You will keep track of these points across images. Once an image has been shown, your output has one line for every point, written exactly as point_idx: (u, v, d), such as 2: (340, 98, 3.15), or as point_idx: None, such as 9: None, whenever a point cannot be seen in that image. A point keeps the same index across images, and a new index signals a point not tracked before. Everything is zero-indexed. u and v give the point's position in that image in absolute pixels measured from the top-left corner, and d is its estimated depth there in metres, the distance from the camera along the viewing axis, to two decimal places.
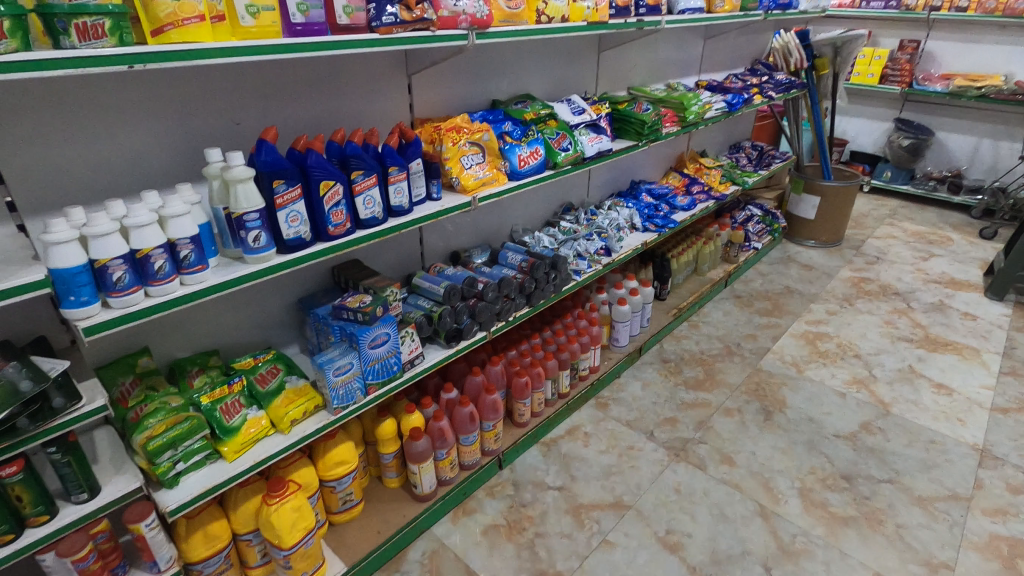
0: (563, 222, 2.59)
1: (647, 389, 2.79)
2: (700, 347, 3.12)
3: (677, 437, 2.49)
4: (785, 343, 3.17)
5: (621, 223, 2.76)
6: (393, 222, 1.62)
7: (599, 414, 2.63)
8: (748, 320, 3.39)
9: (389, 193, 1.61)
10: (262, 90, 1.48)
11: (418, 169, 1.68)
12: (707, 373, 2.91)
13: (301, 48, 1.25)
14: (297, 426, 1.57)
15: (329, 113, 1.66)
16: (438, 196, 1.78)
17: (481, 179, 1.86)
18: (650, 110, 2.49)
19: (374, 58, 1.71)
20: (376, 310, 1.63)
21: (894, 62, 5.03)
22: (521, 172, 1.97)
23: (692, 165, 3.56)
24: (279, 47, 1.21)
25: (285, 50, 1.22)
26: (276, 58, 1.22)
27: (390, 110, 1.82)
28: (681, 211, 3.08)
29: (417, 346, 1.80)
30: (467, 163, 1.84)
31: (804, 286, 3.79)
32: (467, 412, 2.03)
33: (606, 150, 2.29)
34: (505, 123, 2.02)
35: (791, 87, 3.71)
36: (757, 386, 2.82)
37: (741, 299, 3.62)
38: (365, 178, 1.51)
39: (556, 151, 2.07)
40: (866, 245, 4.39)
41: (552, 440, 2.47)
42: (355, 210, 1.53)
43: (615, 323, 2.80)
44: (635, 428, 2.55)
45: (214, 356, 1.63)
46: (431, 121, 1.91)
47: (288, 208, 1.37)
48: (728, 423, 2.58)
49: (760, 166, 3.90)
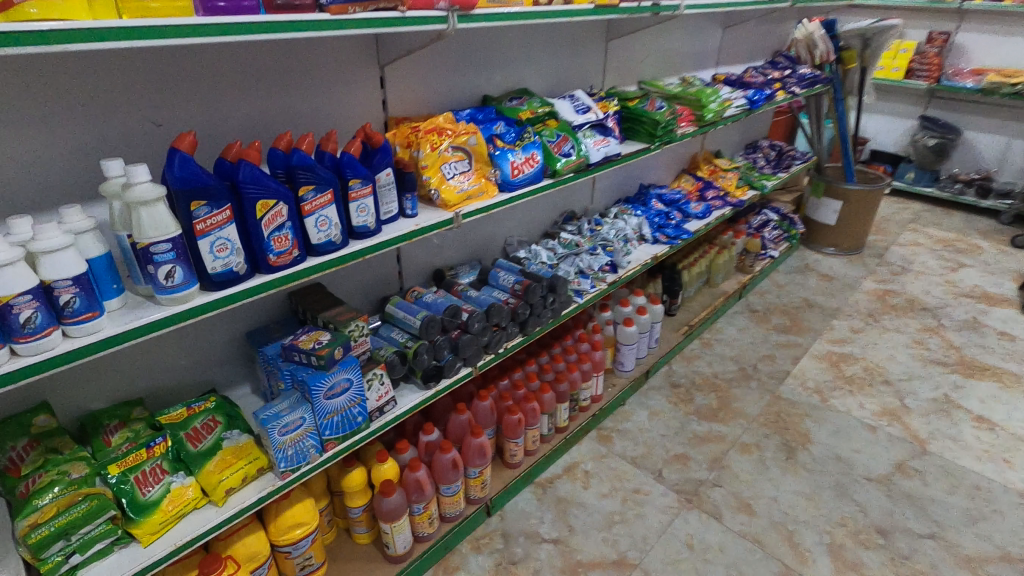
0: (564, 233, 2.32)
1: (655, 419, 2.51)
2: (713, 370, 2.84)
3: (689, 479, 2.21)
4: (807, 366, 2.88)
5: (629, 234, 2.48)
6: (354, 247, 1.33)
7: (600, 449, 2.35)
8: (765, 338, 3.10)
9: (349, 211, 1.32)
10: (187, 83, 1.20)
11: (387, 182, 1.39)
12: (721, 401, 2.62)
13: (218, 30, 0.95)
14: (234, 496, 1.28)
15: (280, 114, 1.37)
16: (413, 212, 1.49)
17: (466, 192, 1.57)
18: (664, 108, 2.19)
19: (337, 44, 1.42)
20: (334, 352, 1.34)
21: (922, 56, 4.70)
22: (515, 182, 1.67)
23: (706, 166, 3.25)
24: (186, 28, 0.91)
25: (195, 32, 0.92)
26: (179, 42, 0.92)
27: (357, 108, 1.53)
28: (695, 219, 2.78)
29: (388, 390, 1.52)
30: (448, 173, 1.55)
31: (825, 300, 3.50)
32: (449, 460, 1.76)
33: (614, 154, 1.99)
34: (496, 125, 1.73)
35: (816, 81, 3.40)
36: (777, 417, 2.54)
37: (757, 313, 3.33)
38: (317, 195, 1.22)
39: (556, 157, 1.78)
40: (889, 253, 4.09)
41: (547, 481, 2.19)
42: (305, 234, 1.24)
43: (619, 346, 2.52)
44: (641, 467, 2.27)
45: (138, 407, 1.35)
46: (408, 121, 1.62)
47: (213, 235, 1.08)
48: (745, 462, 2.30)
49: (779, 168, 3.60)
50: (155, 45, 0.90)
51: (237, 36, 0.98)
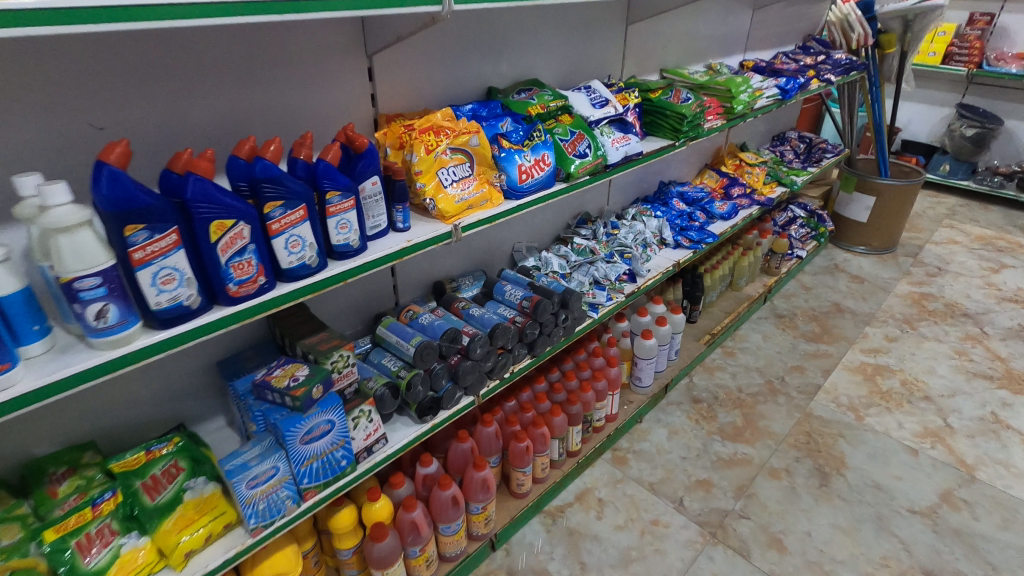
0: (578, 238, 2.11)
1: (675, 439, 2.32)
2: (737, 383, 2.63)
3: (712, 509, 2.02)
4: (839, 379, 2.67)
5: (649, 238, 2.26)
6: (334, 268, 1.14)
7: (616, 473, 2.17)
8: (793, 347, 2.88)
9: (328, 228, 1.13)
10: (131, 78, 1.01)
11: (373, 192, 1.20)
12: (746, 419, 2.42)
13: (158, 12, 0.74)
14: (195, 559, 1.12)
15: (249, 112, 1.18)
16: (405, 225, 1.29)
17: (467, 201, 1.37)
18: (691, 99, 1.97)
19: (317, 30, 1.22)
20: (312, 391, 1.16)
21: (962, 39, 4.39)
22: (522, 188, 1.47)
23: (731, 161, 3.02)
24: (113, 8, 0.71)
25: (123, 15, 0.72)
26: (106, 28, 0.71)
27: (340, 105, 1.34)
28: (719, 220, 2.56)
29: (377, 427, 1.34)
30: (446, 179, 1.34)
31: (857, 304, 3.26)
32: (449, 496, 1.58)
33: (636, 153, 1.77)
34: (503, 122, 1.52)
35: (852, 68, 3.12)
36: (808, 438, 2.33)
37: (784, 319, 3.11)
38: (287, 211, 1.03)
39: (571, 158, 1.57)
40: (924, 252, 3.83)
41: (557, 509, 2.02)
42: (273, 257, 1.05)
43: (637, 360, 2.32)
44: (659, 494, 2.08)
45: (90, 451, 1.18)
46: (402, 119, 1.42)
47: (155, 265, 0.89)
48: (774, 489, 2.11)
49: (809, 161, 3.34)
50: (70, 32, 0.69)
51: (182, 20, 0.77)
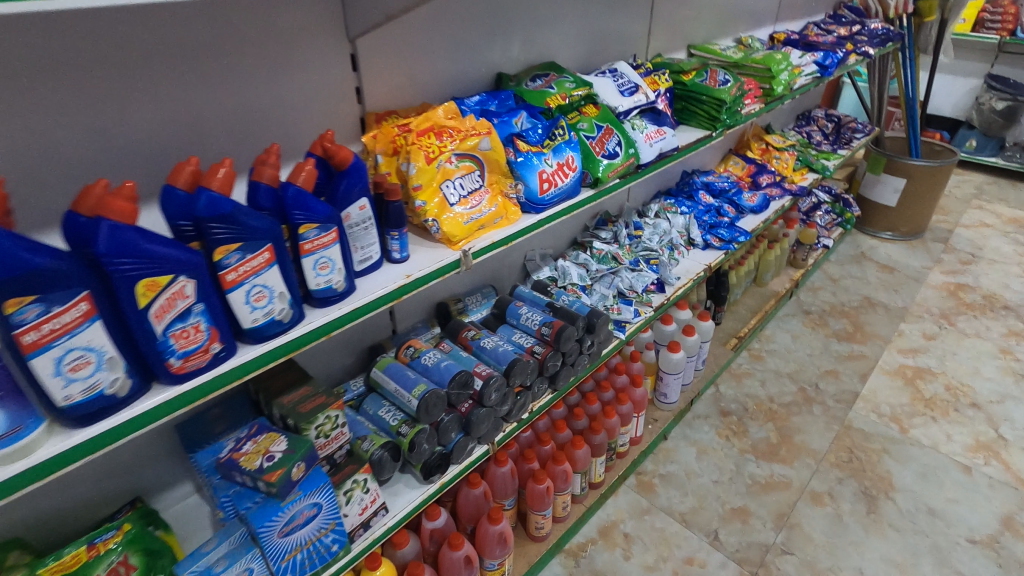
0: (598, 243, 1.87)
1: (704, 460, 2.11)
2: (768, 392, 2.41)
3: (752, 544, 1.82)
4: (878, 384, 2.45)
5: (677, 239, 2.02)
6: (315, 319, 0.89)
7: (641, 502, 1.96)
8: (824, 348, 2.66)
9: (304, 270, 0.87)
10: (32, 81, 0.75)
11: (361, 219, 0.94)
12: (781, 434, 2.21)
13: None
14: None
15: (197, 117, 0.91)
16: (403, 255, 1.04)
17: (479, 220, 1.12)
18: (729, 81, 1.70)
19: (285, 9, 0.95)
20: (291, 472, 0.92)
21: (995, 4, 4.08)
22: (544, 199, 1.22)
23: (757, 145, 2.75)
24: None
25: None
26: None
27: (317, 103, 1.07)
28: (749, 214, 2.31)
29: (375, 497, 1.11)
30: (451, 194, 1.09)
31: (889, 297, 3.04)
32: (461, 556, 1.37)
33: (672, 149, 1.52)
34: (517, 117, 1.26)
35: (889, 38, 2.83)
36: (850, 456, 2.12)
37: (812, 316, 2.88)
38: (245, 255, 0.77)
39: (598, 159, 1.32)
40: (955, 237, 3.59)
41: (580, 547, 1.80)
42: (230, 314, 0.80)
43: (662, 374, 2.09)
44: (691, 526, 1.88)
45: (16, 551, 0.93)
46: (395, 117, 1.16)
47: (60, 347, 0.63)
48: (818, 518, 1.90)
49: (839, 143, 3.07)
50: None
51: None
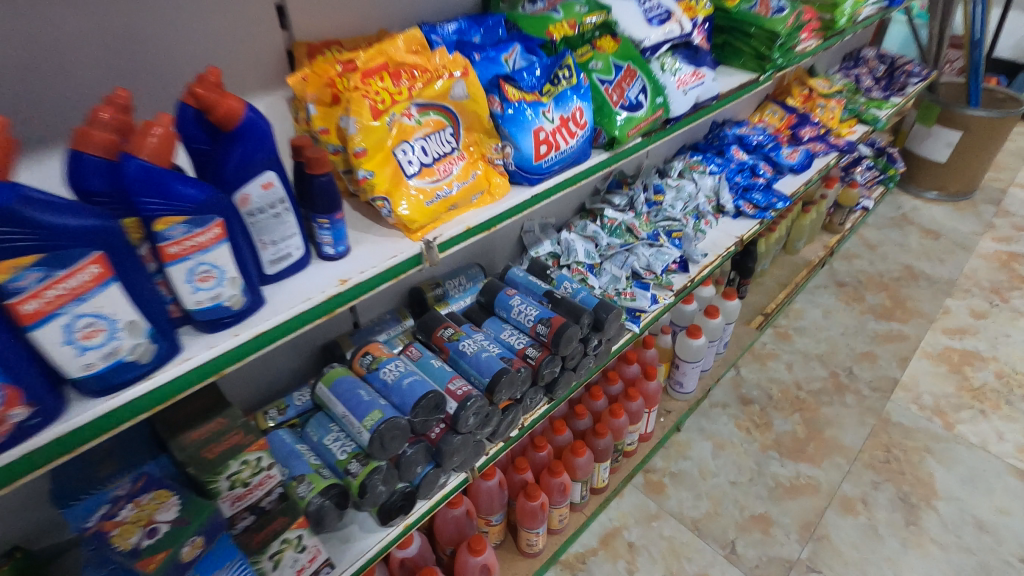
0: (610, 210, 1.56)
1: (721, 456, 1.87)
2: (796, 377, 2.15)
3: (773, 559, 1.60)
4: (919, 371, 2.18)
5: (704, 206, 1.70)
6: (197, 354, 0.61)
7: (649, 504, 1.74)
8: (859, 327, 2.37)
9: (174, 283, 0.59)
10: None
11: (267, 202, 0.64)
12: (809, 427, 1.96)
13: None
14: None
15: (22, 44, 0.61)
16: (339, 251, 0.74)
17: (449, 197, 0.82)
18: (785, 9, 1.35)
19: None
20: (178, 551, 0.70)
21: None
22: (540, 168, 0.92)
23: (799, 91, 2.37)
24: None
25: None
26: None
27: (222, 26, 0.76)
28: (789, 173, 1.97)
29: (317, 551, 0.88)
30: (408, 161, 0.78)
31: (933, 267, 2.71)
32: None
33: (710, 98, 1.21)
34: (509, 53, 0.93)
35: None
36: (887, 455, 1.88)
37: (846, 289, 2.57)
38: (52, 273, 0.48)
39: (615, 112, 1.01)
40: (1009, 199, 3.22)
41: (577, 559, 1.60)
42: (44, 360, 0.52)
43: (678, 362, 1.82)
44: (705, 536, 1.66)
45: None
46: (337, 49, 0.83)
47: None
48: (849, 529, 1.68)
49: (891, 90, 2.67)
50: None
51: None
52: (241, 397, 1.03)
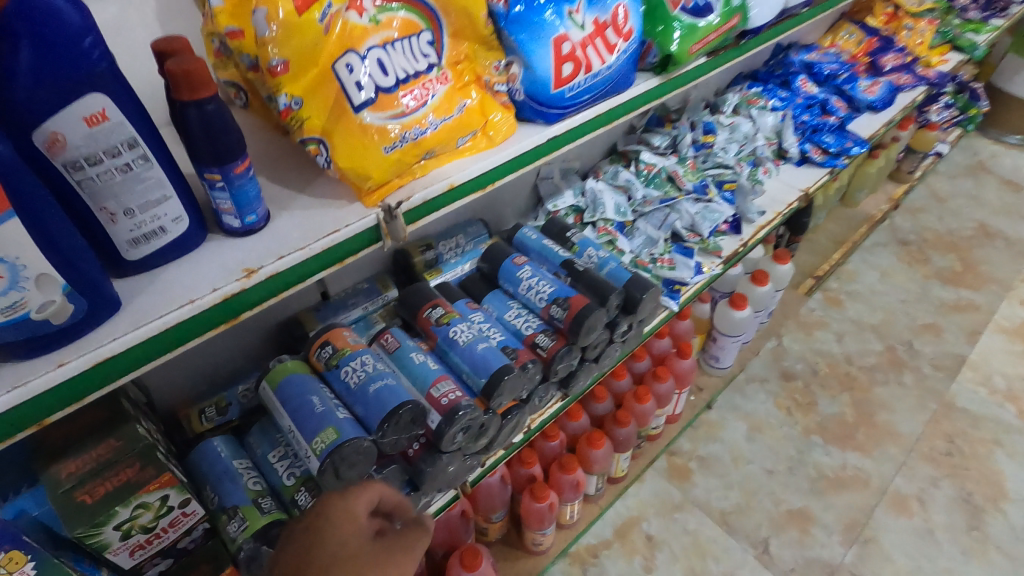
0: (648, 154, 1.27)
1: (756, 440, 1.65)
2: (846, 350, 1.89)
3: (812, 563, 1.41)
4: (991, 348, 1.90)
5: (762, 149, 1.39)
6: None
7: (673, 492, 1.54)
8: (923, 294, 2.07)
9: None
10: None
11: (96, 150, 0.40)
12: (858, 410, 1.72)
13: None
14: None
15: None
16: (248, 221, 0.51)
17: (421, 138, 0.56)
18: None
19: None
20: None
21: None
22: (563, 100, 0.66)
23: (883, 9, 1.95)
24: None
25: None
26: None
27: None
28: (866, 111, 1.62)
29: None
30: (356, 82, 0.51)
31: (1012, 226, 2.36)
32: None
33: (803, 5, 0.94)
34: None
35: None
36: (949, 447, 1.64)
37: (910, 249, 2.24)
38: None
39: (673, 18, 0.73)
40: None
41: (589, 552, 1.42)
42: None
43: (716, 334, 1.57)
44: (735, 532, 1.47)
45: None
46: None
47: None
48: (901, 531, 1.47)
49: (992, 11, 2.21)
50: None
51: None
52: (175, 388, 0.82)
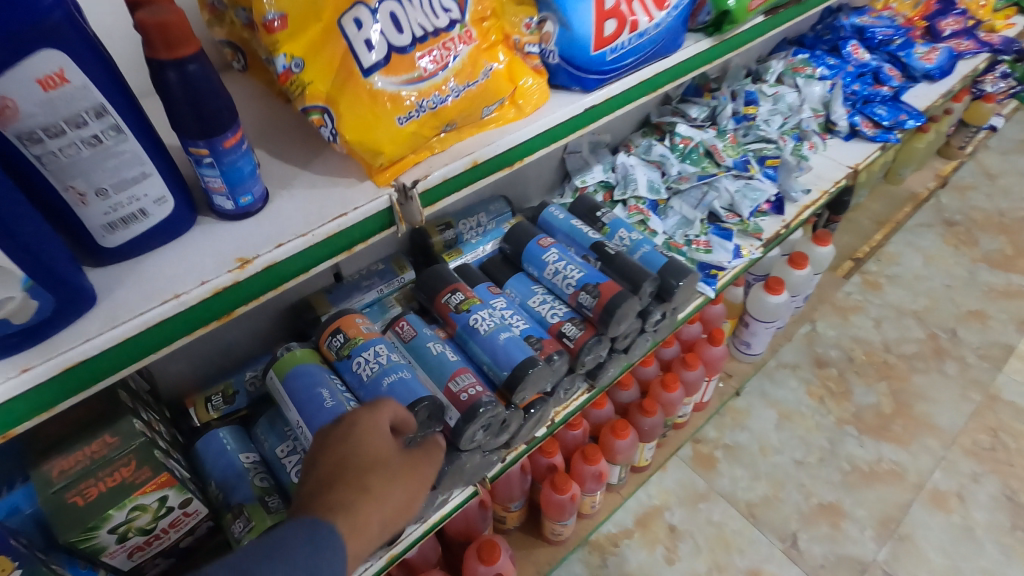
0: (684, 126, 1.17)
1: (786, 430, 1.58)
2: (884, 337, 1.79)
3: (843, 560, 1.35)
4: None
5: (808, 122, 1.28)
6: None
7: (697, 481, 1.49)
8: (969, 279, 1.95)
9: None
10: None
11: (61, 123, 0.35)
12: (896, 400, 1.64)
13: None
14: None
15: None
16: (242, 204, 0.46)
17: (441, 106, 0.49)
18: None
19: None
20: None
21: None
22: (605, 63, 0.59)
23: None
24: None
25: None
26: None
27: None
28: (923, 81, 1.49)
29: None
30: (371, 38, 0.45)
31: None
32: None
33: None
34: None
35: None
36: (993, 442, 1.55)
37: (957, 230, 2.11)
38: None
39: None
40: None
41: (609, 541, 1.38)
42: None
43: (749, 319, 1.50)
44: (762, 525, 1.41)
45: None
46: None
47: None
48: (938, 529, 1.40)
49: None
50: None
51: None
52: (180, 373, 0.78)
